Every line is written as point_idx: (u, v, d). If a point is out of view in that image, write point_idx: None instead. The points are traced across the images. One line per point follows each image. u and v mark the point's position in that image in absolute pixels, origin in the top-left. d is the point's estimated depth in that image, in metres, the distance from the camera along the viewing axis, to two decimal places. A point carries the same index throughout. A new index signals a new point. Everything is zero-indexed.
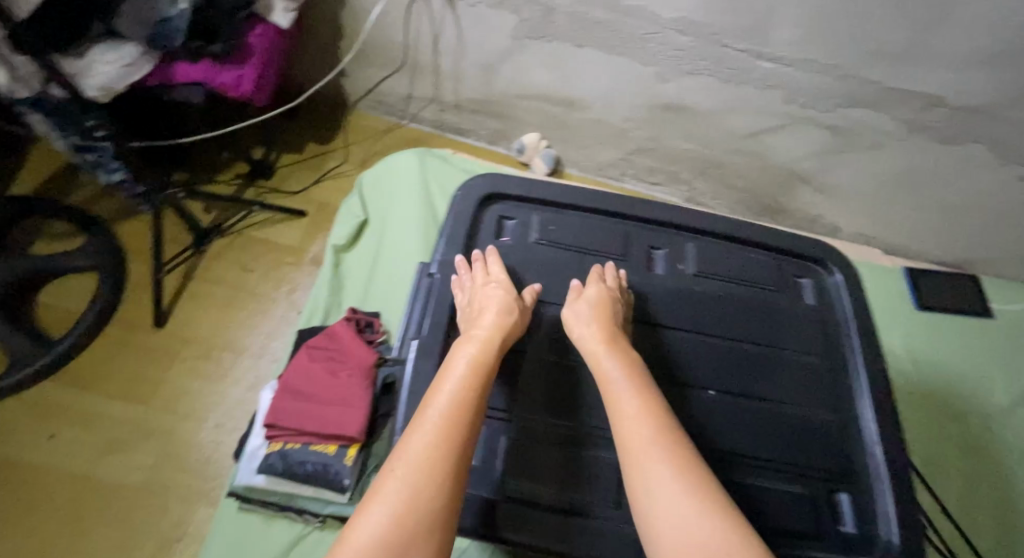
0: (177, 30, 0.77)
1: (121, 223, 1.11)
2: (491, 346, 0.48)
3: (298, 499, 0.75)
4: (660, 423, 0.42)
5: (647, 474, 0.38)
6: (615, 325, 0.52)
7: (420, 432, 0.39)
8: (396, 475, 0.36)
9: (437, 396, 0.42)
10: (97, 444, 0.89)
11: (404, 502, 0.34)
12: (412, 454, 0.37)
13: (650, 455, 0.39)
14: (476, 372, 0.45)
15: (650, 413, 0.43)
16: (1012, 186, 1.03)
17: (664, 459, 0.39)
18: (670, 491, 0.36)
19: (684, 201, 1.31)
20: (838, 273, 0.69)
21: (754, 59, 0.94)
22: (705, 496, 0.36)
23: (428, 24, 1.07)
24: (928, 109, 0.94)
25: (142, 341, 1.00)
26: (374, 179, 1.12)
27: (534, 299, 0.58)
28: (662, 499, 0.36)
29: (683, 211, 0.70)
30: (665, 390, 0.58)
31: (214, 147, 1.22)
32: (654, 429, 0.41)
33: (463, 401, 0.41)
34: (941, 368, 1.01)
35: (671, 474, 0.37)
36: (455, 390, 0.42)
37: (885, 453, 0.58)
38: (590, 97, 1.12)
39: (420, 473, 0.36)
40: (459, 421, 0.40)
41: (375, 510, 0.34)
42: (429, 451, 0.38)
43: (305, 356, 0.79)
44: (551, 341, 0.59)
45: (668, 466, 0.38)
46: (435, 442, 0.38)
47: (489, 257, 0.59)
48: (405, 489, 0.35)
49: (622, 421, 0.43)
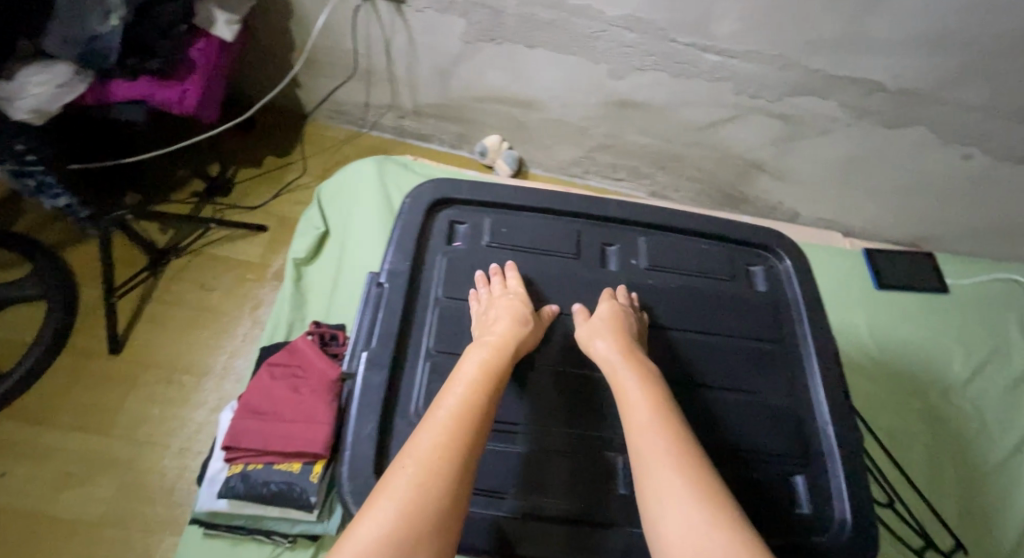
0: (110, 46, 0.75)
1: (70, 249, 1.08)
2: (506, 359, 0.49)
3: (265, 521, 0.73)
4: (673, 433, 0.42)
5: (657, 483, 0.39)
6: (629, 338, 0.54)
7: (434, 434, 0.40)
8: (408, 470, 0.37)
9: (452, 403, 0.43)
10: (53, 478, 0.86)
11: (416, 496, 0.35)
12: (426, 453, 0.38)
13: (662, 465, 0.40)
14: (492, 383, 0.46)
15: (662, 422, 0.43)
16: (956, 164, 1.07)
17: (675, 467, 0.39)
18: (681, 499, 0.37)
19: (648, 195, 1.32)
20: (787, 259, 0.70)
21: (701, 52, 0.96)
22: (715, 503, 0.36)
23: (378, 31, 1.07)
24: (870, 94, 0.97)
25: (98, 369, 0.97)
26: (334, 189, 1.11)
27: (551, 318, 0.59)
28: (672, 507, 0.36)
29: (634, 206, 0.70)
30: (677, 393, 0.58)
31: (167, 165, 1.19)
32: (665, 439, 0.42)
33: (475, 409, 0.42)
34: (903, 345, 1.03)
35: (682, 482, 0.38)
36: (471, 398, 0.43)
37: (836, 433, 0.59)
38: (545, 97, 1.13)
39: (432, 471, 0.37)
40: (475, 426, 0.41)
41: (385, 501, 0.34)
42: (442, 451, 0.38)
43: (265, 374, 0.77)
44: (565, 350, 0.59)
45: (679, 474, 0.38)
46: (450, 444, 0.39)
47: (507, 272, 0.61)
48: (417, 483, 0.36)
49: (635, 431, 0.44)
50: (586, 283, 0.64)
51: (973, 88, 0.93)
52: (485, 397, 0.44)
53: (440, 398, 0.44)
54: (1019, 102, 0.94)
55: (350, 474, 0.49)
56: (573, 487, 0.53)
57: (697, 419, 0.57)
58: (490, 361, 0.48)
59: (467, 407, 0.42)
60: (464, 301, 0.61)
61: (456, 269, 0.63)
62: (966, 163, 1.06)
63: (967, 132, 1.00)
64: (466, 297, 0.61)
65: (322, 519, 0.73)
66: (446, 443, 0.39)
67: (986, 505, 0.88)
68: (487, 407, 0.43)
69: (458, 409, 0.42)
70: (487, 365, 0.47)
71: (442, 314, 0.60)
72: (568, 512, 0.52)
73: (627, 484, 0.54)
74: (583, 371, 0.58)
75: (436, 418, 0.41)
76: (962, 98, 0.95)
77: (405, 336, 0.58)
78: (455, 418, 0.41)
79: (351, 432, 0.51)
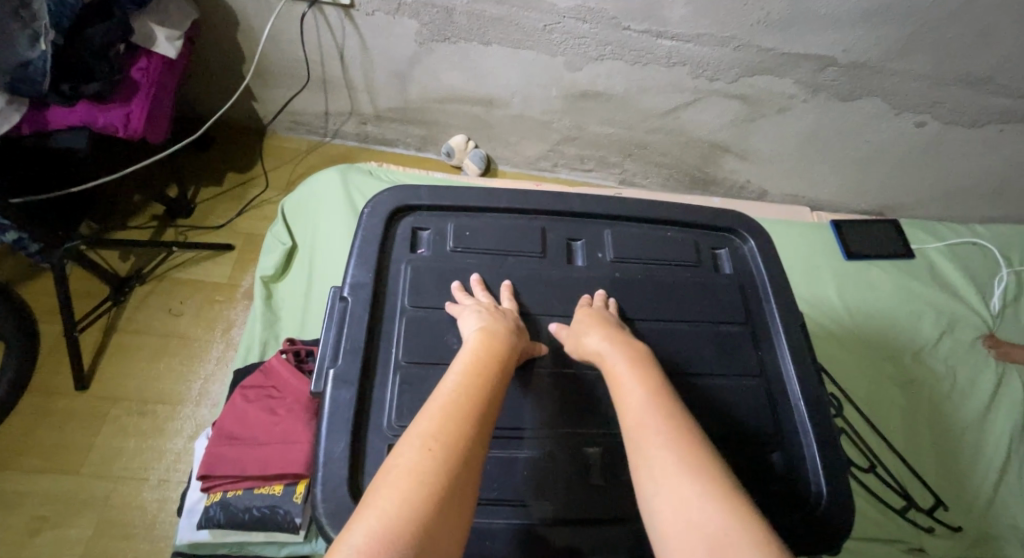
0: (41, 73, 0.72)
1: (25, 285, 1.04)
2: (504, 350, 0.49)
3: (251, 547, 0.71)
4: (665, 410, 0.43)
5: (648, 459, 0.39)
6: (615, 328, 0.54)
7: (440, 417, 0.39)
8: (418, 447, 0.36)
9: (453, 387, 0.43)
10: (25, 523, 0.84)
11: (428, 469, 0.34)
12: (435, 432, 0.38)
13: (655, 442, 0.40)
14: (493, 373, 0.45)
15: (654, 401, 0.44)
16: (911, 132, 1.09)
17: (668, 442, 0.40)
18: (675, 477, 0.37)
19: (619, 183, 1.32)
20: (751, 239, 0.70)
21: (655, 39, 0.96)
22: (705, 476, 0.37)
23: (329, 37, 1.04)
24: (823, 70, 0.98)
25: (64, 407, 0.94)
26: (298, 202, 1.08)
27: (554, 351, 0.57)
28: (665, 488, 0.37)
29: (596, 199, 0.70)
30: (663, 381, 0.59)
31: (123, 190, 1.15)
32: (657, 416, 0.42)
33: (475, 396, 0.42)
34: (875, 314, 1.04)
35: (675, 458, 0.38)
36: (473, 382, 0.43)
37: (807, 407, 0.60)
38: (506, 94, 1.12)
39: (442, 451, 0.36)
40: (478, 408, 0.41)
41: (398, 477, 0.34)
42: (449, 431, 0.38)
43: (240, 398, 0.75)
44: (552, 353, 0.59)
45: (671, 450, 0.39)
46: (456, 423, 0.39)
47: (500, 291, 0.61)
48: (428, 461, 0.35)
49: (627, 412, 0.44)
50: (554, 281, 0.63)
51: (921, 57, 0.95)
52: (488, 381, 0.44)
53: (440, 385, 0.44)
54: (966, 68, 0.96)
55: (324, 495, 0.48)
56: (550, 487, 0.53)
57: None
58: (489, 348, 0.48)
59: (471, 391, 0.42)
60: (432, 308, 0.60)
61: (421, 277, 0.62)
62: (921, 130, 1.08)
63: (919, 101, 1.02)
64: (434, 304, 0.60)
65: (309, 539, 0.71)
66: (453, 426, 0.39)
67: (961, 462, 0.90)
68: (491, 392, 0.44)
69: (462, 396, 0.42)
70: (487, 353, 0.48)
71: (410, 323, 0.59)
72: (549, 512, 0.52)
73: (603, 476, 0.54)
74: (572, 371, 0.58)
75: (438, 401, 0.41)
76: (910, 68, 0.96)
77: (373, 349, 0.57)
78: (461, 401, 0.41)
79: (323, 451, 0.51)
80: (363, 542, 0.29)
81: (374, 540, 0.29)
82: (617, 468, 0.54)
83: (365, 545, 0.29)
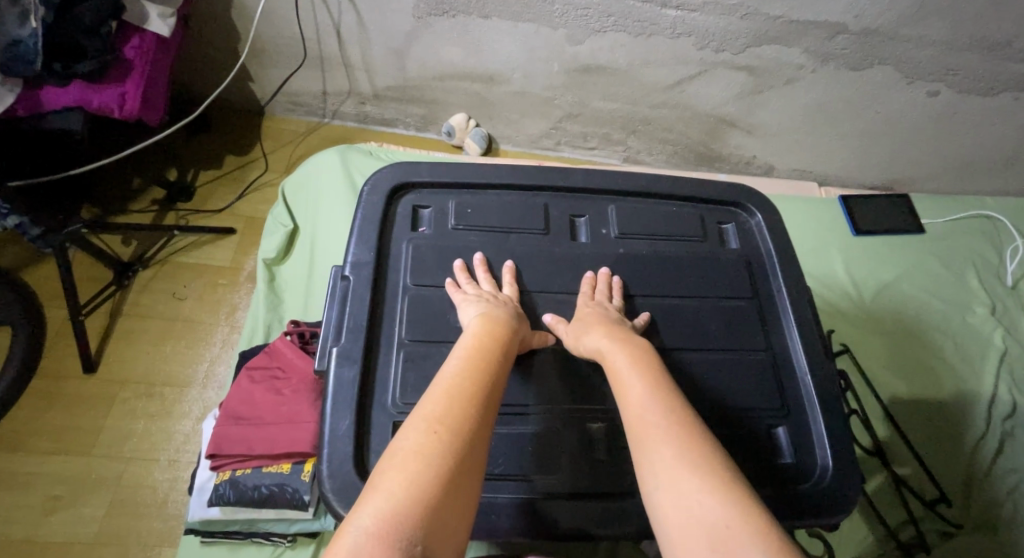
0: (32, 53, 0.70)
1: (29, 270, 1.04)
2: (506, 336, 0.48)
3: (261, 523, 0.72)
4: (665, 404, 0.42)
5: (650, 454, 0.38)
6: (615, 322, 0.53)
7: (444, 401, 0.39)
8: (424, 430, 0.36)
9: (455, 372, 0.42)
10: (37, 503, 0.85)
11: (433, 452, 0.34)
12: (441, 415, 0.37)
13: (653, 438, 0.39)
14: (495, 359, 0.45)
15: (655, 395, 0.43)
16: (921, 102, 1.07)
17: (667, 438, 0.39)
18: (677, 468, 0.36)
19: (623, 161, 1.30)
20: (758, 214, 0.69)
21: (659, 8, 0.93)
22: (708, 468, 0.36)
23: (325, 13, 1.02)
24: (833, 38, 0.96)
25: (73, 390, 0.95)
26: (299, 184, 1.07)
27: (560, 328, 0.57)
28: (668, 479, 0.36)
29: (600, 173, 0.69)
30: (666, 358, 0.58)
31: (122, 173, 1.15)
32: (655, 411, 0.41)
33: (479, 383, 0.41)
34: (883, 290, 1.03)
35: (673, 454, 0.37)
36: (475, 368, 0.43)
37: (814, 382, 0.59)
38: (506, 70, 1.09)
39: (448, 438, 0.36)
40: (481, 393, 0.41)
41: (404, 460, 0.33)
42: (454, 415, 0.38)
43: (245, 379, 0.75)
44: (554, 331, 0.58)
45: (669, 445, 0.38)
46: (460, 407, 0.39)
47: (503, 272, 0.60)
48: (434, 445, 0.35)
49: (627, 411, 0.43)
50: (558, 258, 0.63)
51: (935, 22, 0.92)
52: (491, 367, 0.44)
53: (442, 369, 0.44)
54: (981, 33, 0.93)
55: (329, 473, 0.48)
56: (556, 462, 0.53)
57: (678, 382, 0.57)
58: (491, 332, 0.48)
59: (475, 375, 0.42)
60: (434, 287, 0.60)
61: (423, 256, 0.61)
62: (932, 100, 1.06)
63: (932, 68, 0.99)
64: (437, 283, 0.60)
65: (318, 516, 0.72)
66: (458, 411, 0.38)
67: (960, 426, 0.89)
68: (492, 377, 0.43)
69: (465, 381, 0.41)
70: (490, 337, 0.47)
71: (412, 302, 0.58)
72: (555, 487, 0.52)
73: (607, 451, 0.54)
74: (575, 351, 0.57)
75: (442, 385, 0.41)
76: (923, 34, 0.94)
77: (375, 327, 0.57)
78: (466, 385, 0.41)
79: (328, 428, 0.50)
80: (371, 524, 0.29)
81: (382, 522, 0.29)
82: (620, 443, 0.54)
83: (373, 526, 0.29)
